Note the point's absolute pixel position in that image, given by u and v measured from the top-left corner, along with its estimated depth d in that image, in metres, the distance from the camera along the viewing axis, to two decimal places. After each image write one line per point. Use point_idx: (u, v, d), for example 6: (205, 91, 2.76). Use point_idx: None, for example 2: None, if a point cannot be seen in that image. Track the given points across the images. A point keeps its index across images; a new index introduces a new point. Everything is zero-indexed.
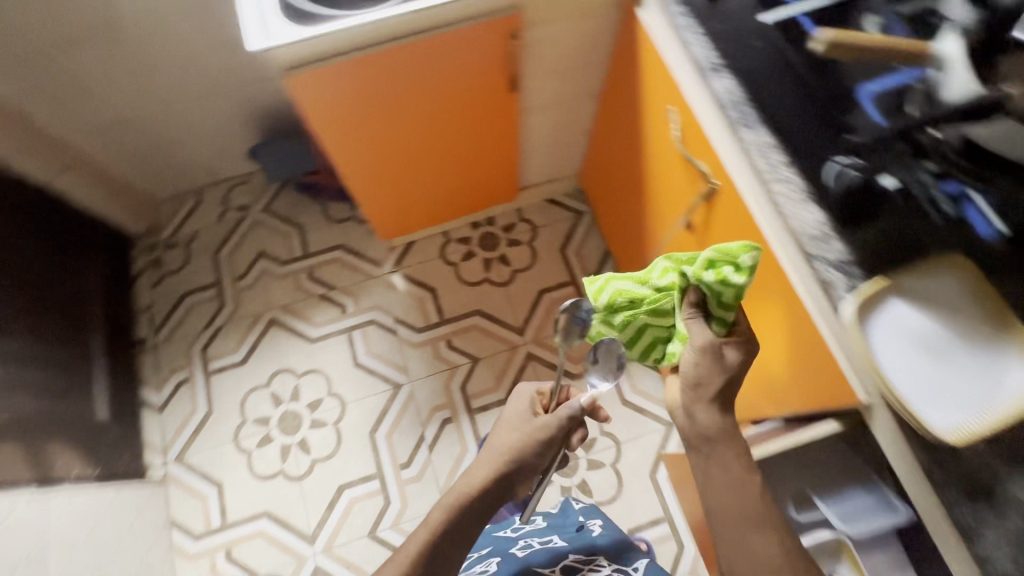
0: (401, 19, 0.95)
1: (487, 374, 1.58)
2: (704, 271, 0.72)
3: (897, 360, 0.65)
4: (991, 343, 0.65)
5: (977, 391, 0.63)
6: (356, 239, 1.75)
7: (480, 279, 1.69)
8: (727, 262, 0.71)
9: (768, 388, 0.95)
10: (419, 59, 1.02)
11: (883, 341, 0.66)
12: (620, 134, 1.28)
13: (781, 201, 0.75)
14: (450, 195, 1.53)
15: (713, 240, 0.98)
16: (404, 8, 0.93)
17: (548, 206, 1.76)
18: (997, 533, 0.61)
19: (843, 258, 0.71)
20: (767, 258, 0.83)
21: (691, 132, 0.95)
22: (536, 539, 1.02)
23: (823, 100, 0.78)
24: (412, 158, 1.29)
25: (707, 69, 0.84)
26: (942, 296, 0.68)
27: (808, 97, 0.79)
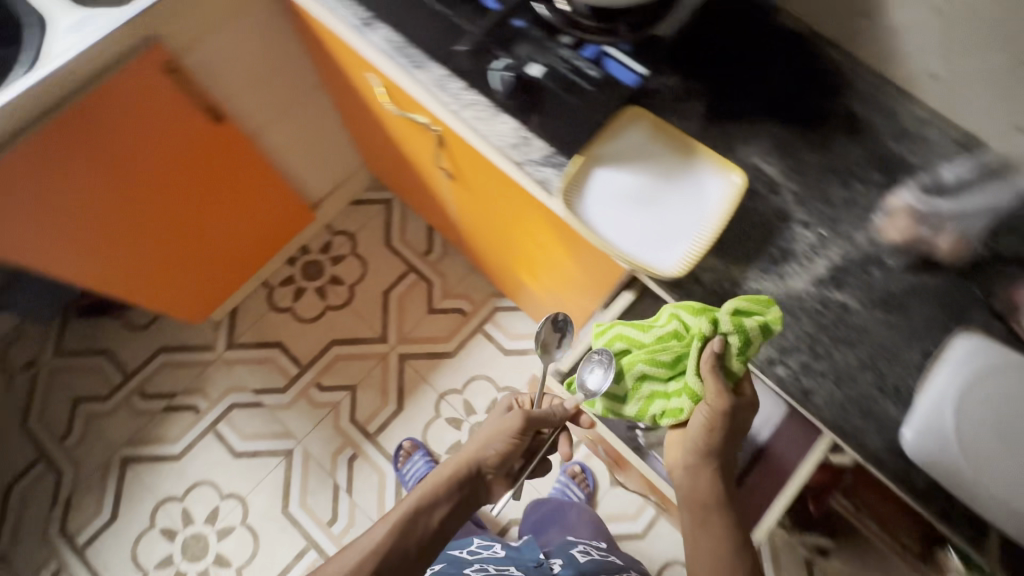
0: (24, 101, 0.84)
1: (371, 394, 1.53)
2: (728, 320, 0.63)
3: (617, 225, 0.69)
4: (683, 171, 0.71)
5: (686, 217, 0.69)
6: (175, 334, 1.59)
7: (321, 310, 1.60)
8: (747, 315, 0.63)
9: (577, 286, 1.00)
10: (81, 130, 0.91)
11: (601, 210, 0.69)
12: (360, 116, 1.23)
13: (475, 124, 0.74)
14: (239, 246, 1.42)
15: (469, 180, 0.99)
16: (18, 87, 0.82)
17: (355, 209, 1.70)
18: None
19: (547, 153, 0.72)
20: (503, 177, 0.85)
21: (394, 91, 0.93)
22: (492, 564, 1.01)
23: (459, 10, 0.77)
24: (159, 229, 1.17)
25: (360, 27, 0.81)
26: (632, 148, 0.72)
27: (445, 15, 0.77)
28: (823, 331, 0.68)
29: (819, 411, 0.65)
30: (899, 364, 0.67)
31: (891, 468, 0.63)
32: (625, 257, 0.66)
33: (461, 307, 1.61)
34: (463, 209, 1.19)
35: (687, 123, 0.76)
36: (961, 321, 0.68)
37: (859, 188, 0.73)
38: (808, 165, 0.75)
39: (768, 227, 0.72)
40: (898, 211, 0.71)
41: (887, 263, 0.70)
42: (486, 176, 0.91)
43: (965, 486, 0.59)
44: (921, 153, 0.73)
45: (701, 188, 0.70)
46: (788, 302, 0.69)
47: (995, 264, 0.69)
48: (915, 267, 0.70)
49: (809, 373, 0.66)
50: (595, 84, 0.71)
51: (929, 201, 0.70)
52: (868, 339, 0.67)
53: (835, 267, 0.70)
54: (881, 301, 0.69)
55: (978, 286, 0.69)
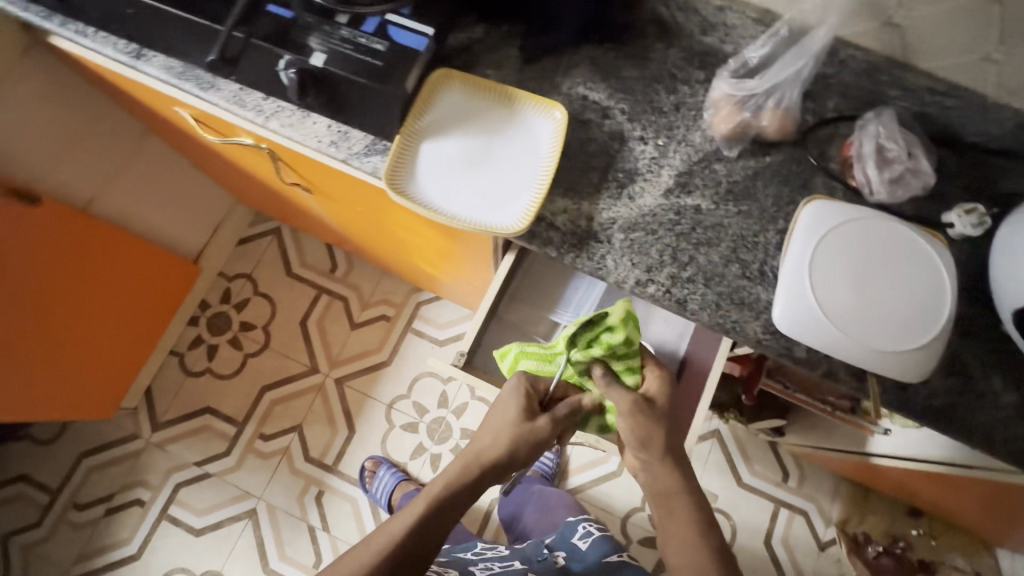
0: None
1: (319, 427, 1.48)
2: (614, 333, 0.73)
3: (455, 193, 0.66)
4: (506, 121, 0.69)
5: (520, 167, 0.67)
6: (92, 435, 1.46)
7: (241, 361, 1.52)
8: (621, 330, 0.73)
9: (466, 261, 0.99)
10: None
11: (435, 184, 0.66)
12: (200, 153, 1.16)
13: (288, 133, 0.71)
14: (125, 324, 1.32)
15: (322, 187, 0.94)
16: None
17: (243, 248, 1.60)
18: (614, 255, 0.67)
19: (368, 141, 0.69)
20: (343, 176, 0.81)
21: (206, 118, 0.86)
22: (496, 562, 0.93)
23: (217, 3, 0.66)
24: (18, 335, 1.07)
25: (131, 61, 0.73)
26: (450, 111, 0.69)
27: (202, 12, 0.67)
28: (682, 239, 0.68)
29: (696, 316, 0.66)
30: (759, 247, 0.68)
31: (774, 347, 0.65)
32: (471, 226, 0.64)
33: (384, 313, 1.56)
34: (338, 217, 1.14)
35: (504, 71, 0.74)
36: (805, 189, 0.70)
37: (685, 90, 0.74)
38: (631, 80, 0.74)
39: (608, 152, 0.71)
40: (721, 104, 0.69)
41: (726, 155, 0.71)
42: (332, 180, 0.87)
43: (837, 343, 0.61)
44: (731, 39, 0.73)
45: (528, 134, 0.68)
46: (642, 221, 0.68)
47: (821, 126, 0.72)
48: (751, 151, 0.71)
49: (680, 283, 0.67)
50: (382, 58, 0.63)
51: (741, 85, 0.68)
52: (725, 233, 0.69)
53: (680, 173, 0.71)
54: (728, 193, 0.70)
55: (811, 152, 0.71)
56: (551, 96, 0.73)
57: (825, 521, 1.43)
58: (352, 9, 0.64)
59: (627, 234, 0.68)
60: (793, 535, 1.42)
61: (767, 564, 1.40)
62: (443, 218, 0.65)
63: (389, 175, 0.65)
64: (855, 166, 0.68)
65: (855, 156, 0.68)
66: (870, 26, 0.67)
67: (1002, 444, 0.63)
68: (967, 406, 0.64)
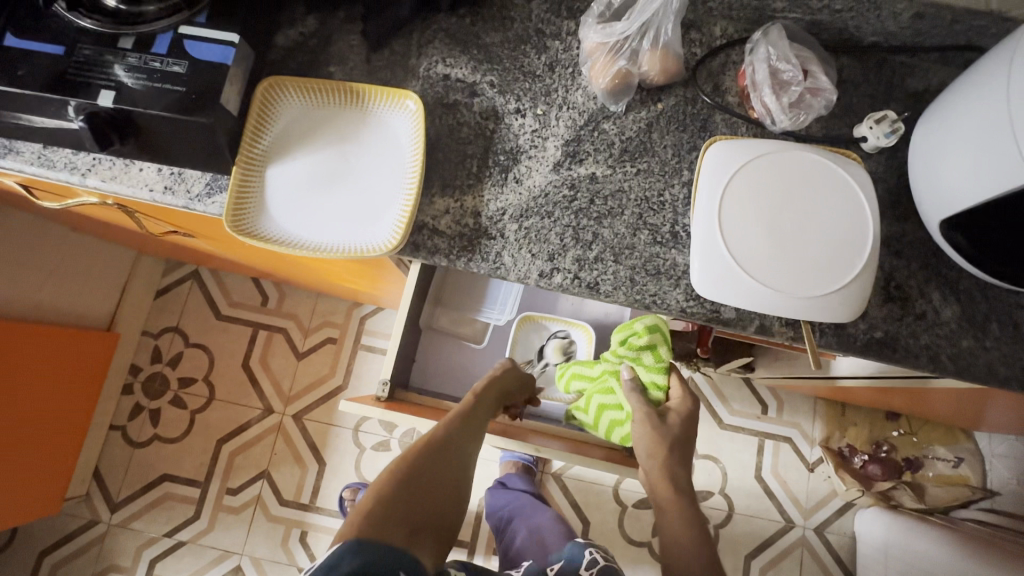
0: None
1: (288, 468, 1.41)
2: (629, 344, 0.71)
3: (313, 218, 0.57)
4: (358, 123, 0.60)
5: (385, 172, 0.59)
6: (47, 532, 1.37)
7: (189, 419, 1.43)
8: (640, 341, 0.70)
9: (379, 276, 0.91)
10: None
11: (290, 213, 0.57)
12: (66, 217, 1.03)
13: (114, 188, 0.61)
14: (45, 414, 1.20)
15: (198, 231, 0.84)
16: None
17: (164, 300, 1.49)
18: (510, 251, 0.60)
19: (207, 179, 0.60)
20: (206, 221, 0.71)
21: (35, 184, 0.74)
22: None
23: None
24: None
25: None
26: (292, 128, 0.60)
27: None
28: (581, 215, 0.61)
29: (612, 298, 0.60)
30: (667, 207, 0.62)
31: (700, 313, 0.59)
32: (340, 252, 0.56)
33: (329, 335, 1.48)
34: (237, 255, 1.04)
35: (350, 65, 0.64)
36: (705, 131, 0.64)
37: (555, 46, 0.65)
38: (494, 46, 0.65)
39: (482, 134, 0.63)
40: (594, 54, 0.61)
41: (613, 111, 0.63)
42: (200, 224, 0.77)
43: (763, 298, 0.56)
44: None
45: (385, 132, 0.60)
46: (534, 205, 0.61)
47: (710, 57, 0.65)
48: (639, 101, 0.64)
49: (588, 265, 0.60)
50: (184, 82, 0.52)
51: (609, 30, 0.59)
52: (628, 199, 0.62)
53: (567, 141, 0.63)
54: (623, 153, 0.63)
55: (703, 88, 0.64)
56: (407, 83, 0.64)
57: (810, 443, 1.43)
58: (135, 30, 0.53)
59: (520, 223, 0.61)
60: (782, 463, 1.42)
61: (762, 497, 1.40)
62: (308, 251, 0.56)
63: (233, 215, 0.56)
64: (752, 95, 0.62)
65: (749, 85, 0.61)
66: None
67: (951, 362, 0.59)
68: (910, 331, 0.60)
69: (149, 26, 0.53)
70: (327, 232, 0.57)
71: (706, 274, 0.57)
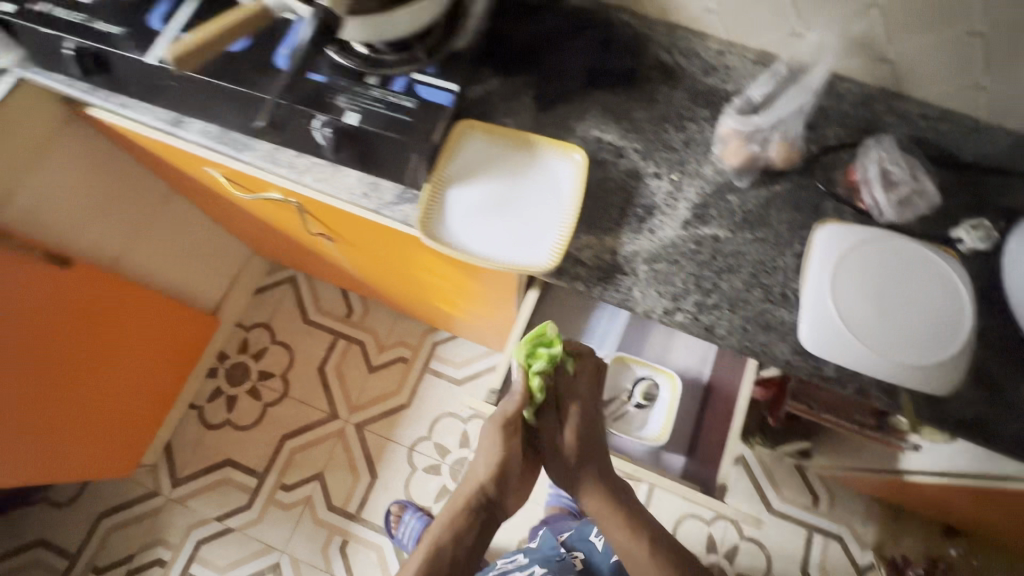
0: None
1: (341, 474, 1.46)
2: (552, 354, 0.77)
3: (485, 235, 0.69)
4: (527, 163, 0.73)
5: (545, 204, 0.71)
6: (111, 494, 1.44)
7: (261, 411, 1.52)
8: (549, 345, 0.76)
9: (485, 299, 1.01)
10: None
11: (464, 226, 0.69)
12: (225, 209, 1.19)
13: (321, 186, 0.74)
14: (146, 377, 1.32)
15: (346, 235, 0.97)
16: None
17: (261, 298, 1.63)
18: (640, 288, 0.70)
19: (397, 191, 0.73)
20: (369, 226, 0.85)
21: (237, 176, 0.90)
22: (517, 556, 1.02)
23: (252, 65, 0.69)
24: (46, 395, 1.06)
25: (172, 128, 0.77)
26: (473, 157, 0.73)
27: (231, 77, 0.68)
28: (704, 267, 0.71)
29: (724, 341, 0.68)
30: (779, 271, 0.71)
31: (803, 368, 0.67)
32: (506, 266, 0.67)
33: (402, 354, 1.57)
34: (357, 264, 1.17)
35: (522, 119, 0.78)
36: (816, 214, 0.74)
37: (692, 127, 0.78)
38: (642, 120, 0.78)
39: (625, 189, 0.74)
40: (729, 138, 0.73)
41: (738, 186, 0.75)
42: (358, 228, 0.90)
43: (868, 358, 0.63)
44: (731, 79, 0.77)
45: (549, 173, 0.72)
46: (664, 253, 0.71)
47: (824, 154, 0.75)
48: (762, 180, 0.75)
49: (706, 310, 0.69)
50: (413, 115, 0.67)
51: (747, 121, 0.72)
52: (744, 260, 0.72)
53: (696, 205, 0.74)
54: (743, 222, 0.73)
55: (818, 178, 0.75)
56: (567, 139, 0.77)
57: (861, 545, 1.40)
58: (382, 70, 0.68)
59: (651, 265, 0.71)
60: (830, 561, 1.39)
61: None
62: (479, 261, 0.68)
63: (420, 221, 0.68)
64: (862, 189, 0.72)
65: (861, 180, 0.72)
66: (862, 61, 0.70)
67: None
68: (1000, 417, 0.65)
69: (391, 69, 0.68)
70: (493, 248, 0.69)
71: (815, 332, 0.65)
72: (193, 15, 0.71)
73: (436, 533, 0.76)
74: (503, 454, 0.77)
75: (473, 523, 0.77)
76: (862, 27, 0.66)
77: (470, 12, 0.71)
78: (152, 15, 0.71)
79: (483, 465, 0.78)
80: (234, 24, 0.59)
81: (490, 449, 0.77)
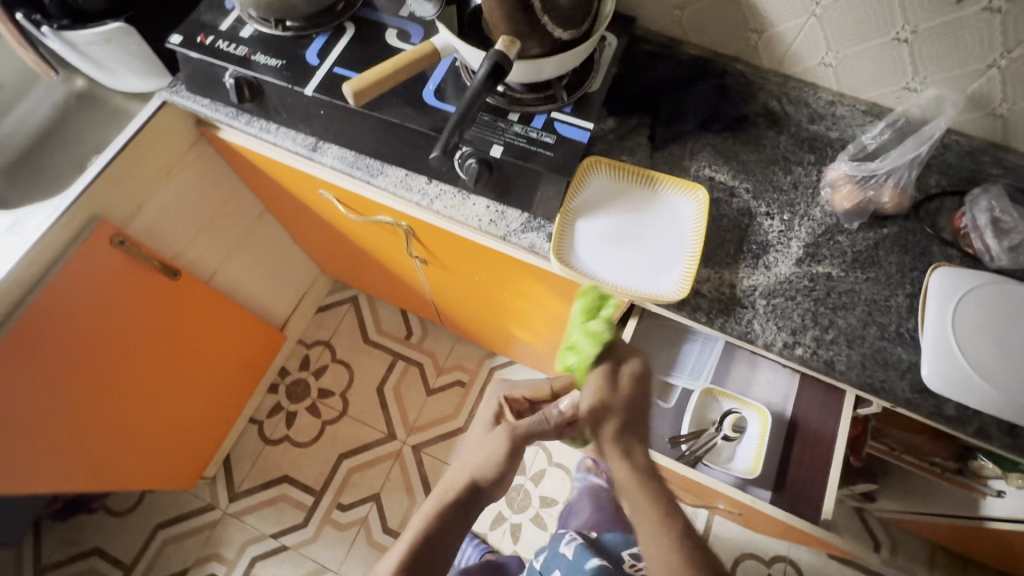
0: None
1: (397, 496, 1.46)
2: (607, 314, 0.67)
3: (611, 265, 0.73)
4: (651, 198, 0.77)
5: (668, 239, 0.75)
6: (169, 506, 1.45)
7: (319, 428, 1.53)
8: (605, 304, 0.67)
9: (572, 328, 1.04)
10: (43, 321, 0.85)
11: (592, 256, 0.74)
12: (314, 230, 1.24)
13: (449, 212, 0.78)
14: (217, 390, 1.34)
15: (444, 260, 1.01)
16: None
17: (322, 316, 1.66)
18: (759, 321, 0.72)
19: (523, 219, 0.77)
20: (480, 252, 0.88)
21: (351, 200, 0.95)
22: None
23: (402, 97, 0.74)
24: (132, 400, 1.09)
25: (309, 153, 0.82)
26: (600, 190, 0.77)
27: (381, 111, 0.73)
28: (820, 304, 0.74)
29: (844, 377, 0.70)
30: (893, 311, 0.73)
31: (923, 406, 0.68)
32: (635, 296, 0.71)
33: (459, 378, 1.59)
34: (438, 287, 1.21)
35: (637, 156, 0.82)
36: (925, 257, 0.76)
37: (800, 171, 0.81)
38: (751, 162, 0.82)
39: (739, 226, 0.78)
40: (840, 183, 0.77)
41: (848, 228, 0.78)
42: (463, 254, 0.94)
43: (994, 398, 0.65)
44: (837, 126, 0.81)
45: (672, 209, 0.76)
46: (781, 288, 0.74)
47: (928, 200, 0.79)
48: (870, 223, 0.78)
49: (824, 346, 0.71)
50: (552, 149, 0.71)
51: (861, 167, 0.75)
52: (859, 298, 0.74)
53: (808, 244, 0.77)
54: (855, 262, 0.76)
55: (924, 223, 0.78)
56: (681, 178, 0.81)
57: None
58: (522, 108, 0.73)
59: (768, 299, 0.73)
60: None
61: None
62: (608, 290, 0.71)
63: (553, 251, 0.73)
64: (971, 235, 0.75)
65: (970, 227, 0.75)
66: (974, 116, 0.74)
67: None
68: None
69: (532, 108, 0.73)
70: (621, 278, 0.73)
71: (937, 370, 0.67)
72: (345, 53, 0.77)
73: (423, 527, 0.66)
74: (505, 458, 0.67)
75: (466, 517, 0.67)
76: (978, 86, 0.70)
77: (601, 62, 0.77)
78: (308, 51, 0.78)
79: (478, 456, 0.68)
80: (407, 62, 0.64)
81: (495, 449, 0.67)
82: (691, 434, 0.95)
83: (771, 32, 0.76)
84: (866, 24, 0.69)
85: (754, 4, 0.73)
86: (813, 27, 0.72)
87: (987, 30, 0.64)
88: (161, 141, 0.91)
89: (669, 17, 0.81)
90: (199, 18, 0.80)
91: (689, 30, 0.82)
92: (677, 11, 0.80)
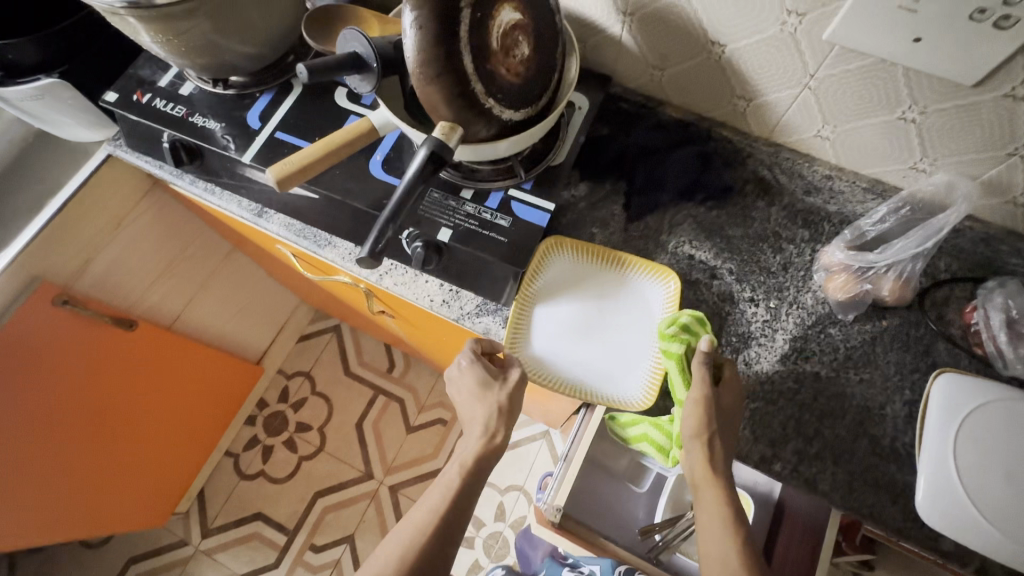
0: None
1: (372, 539, 1.42)
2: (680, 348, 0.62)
3: (574, 360, 0.67)
4: (622, 284, 0.70)
5: (639, 333, 0.68)
6: (142, 540, 1.43)
7: (296, 464, 1.50)
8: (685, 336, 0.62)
9: (542, 398, 0.96)
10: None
11: (554, 352, 0.67)
12: (285, 270, 1.18)
13: (399, 290, 0.72)
14: (189, 430, 1.30)
15: (408, 320, 0.95)
16: None
17: (303, 346, 1.61)
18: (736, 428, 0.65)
19: (479, 301, 0.70)
20: (439, 323, 0.82)
21: (307, 258, 0.89)
22: None
23: (346, 169, 0.67)
24: (94, 452, 1.04)
25: (254, 218, 0.77)
26: (564, 274, 0.70)
27: (321, 184, 0.66)
28: (804, 410, 0.66)
29: (828, 498, 0.62)
30: (887, 420, 0.65)
31: (916, 537, 0.60)
32: (597, 398, 0.65)
33: (440, 416, 1.54)
34: (410, 336, 1.15)
35: (610, 229, 0.74)
36: (928, 357, 0.68)
37: (790, 249, 0.73)
38: (737, 238, 0.74)
39: (718, 314, 0.70)
40: (835, 270, 0.68)
41: (841, 319, 0.69)
42: (425, 320, 0.88)
43: (1001, 542, 0.56)
44: (836, 200, 0.72)
45: (645, 297, 0.69)
46: (761, 390, 0.66)
47: (935, 288, 0.70)
48: (867, 314, 0.70)
49: (806, 460, 0.64)
50: (506, 233, 0.64)
51: (859, 256, 0.66)
52: (849, 404, 0.66)
53: (795, 337, 0.69)
54: (848, 360, 0.68)
55: (929, 316, 0.69)
56: (657, 255, 0.73)
57: None
58: (476, 184, 0.66)
59: (746, 403, 0.66)
60: None
61: None
62: (567, 390, 0.66)
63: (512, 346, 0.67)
64: (982, 335, 0.66)
65: (981, 325, 0.66)
66: (990, 202, 0.65)
67: None
68: None
69: (487, 185, 0.66)
70: (583, 375, 0.67)
71: (935, 498, 0.59)
72: (289, 116, 0.71)
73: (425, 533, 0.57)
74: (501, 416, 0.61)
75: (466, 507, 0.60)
76: (995, 173, 0.61)
77: (569, 132, 0.70)
78: (250, 113, 0.72)
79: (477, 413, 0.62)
80: (343, 139, 0.59)
81: (491, 412, 0.61)
82: (667, 521, 0.84)
83: (761, 99, 0.68)
84: (868, 100, 0.61)
85: (742, 70, 0.65)
86: (807, 98, 0.64)
87: (1007, 117, 0.55)
88: (111, 188, 0.89)
89: (648, 76, 0.73)
90: (137, 73, 0.75)
91: (670, 91, 0.74)
92: (655, 71, 0.72)
